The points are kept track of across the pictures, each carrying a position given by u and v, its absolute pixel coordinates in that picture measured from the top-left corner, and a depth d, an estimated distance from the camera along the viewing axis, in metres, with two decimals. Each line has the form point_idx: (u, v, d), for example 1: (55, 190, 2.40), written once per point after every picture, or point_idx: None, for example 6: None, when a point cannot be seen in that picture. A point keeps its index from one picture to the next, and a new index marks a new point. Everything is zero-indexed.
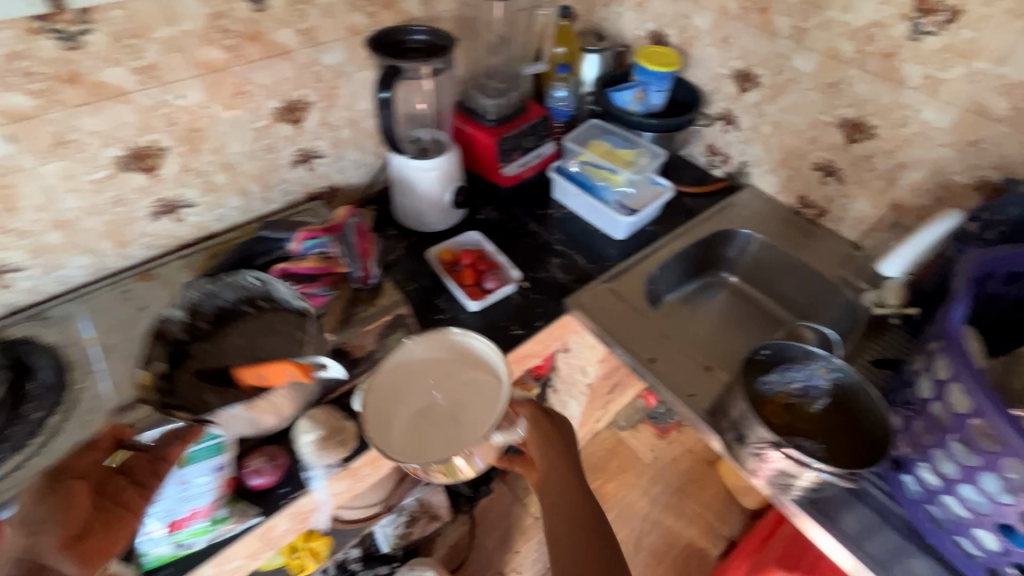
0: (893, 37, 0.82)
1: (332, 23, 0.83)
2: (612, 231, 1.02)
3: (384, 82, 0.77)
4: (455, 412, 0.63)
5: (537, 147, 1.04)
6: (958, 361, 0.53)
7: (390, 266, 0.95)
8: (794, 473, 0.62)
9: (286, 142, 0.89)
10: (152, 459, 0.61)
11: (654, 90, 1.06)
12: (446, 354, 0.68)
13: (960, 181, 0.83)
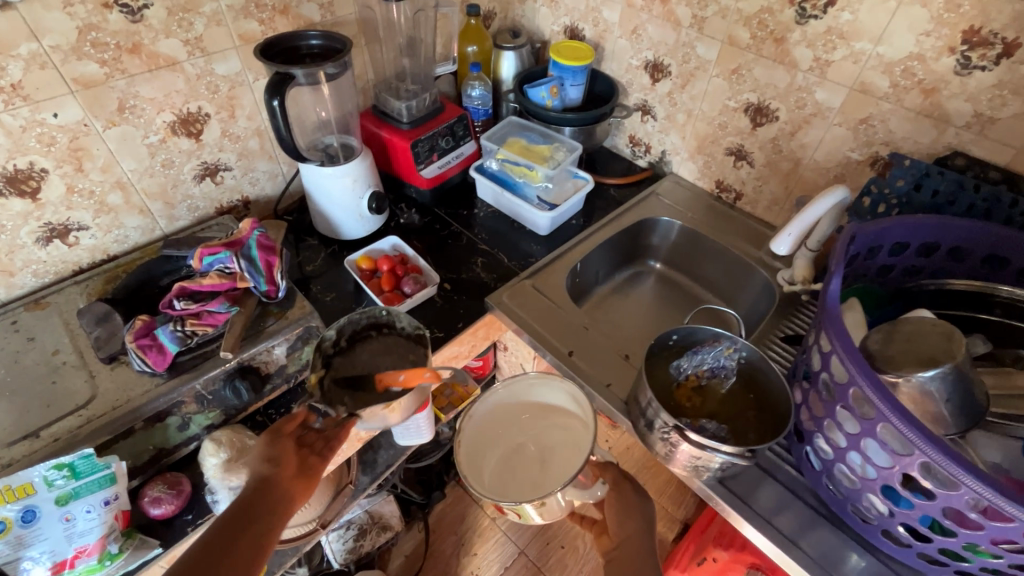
0: (781, 22, 0.85)
1: (220, 32, 0.80)
2: (533, 226, 1.03)
3: (272, 90, 0.74)
4: (545, 457, 0.78)
5: (454, 148, 1.05)
6: (836, 336, 0.56)
7: (307, 277, 0.93)
8: (700, 456, 0.64)
9: (180, 162, 0.85)
10: (16, 514, 0.59)
11: (569, 84, 1.07)
12: (539, 407, 0.83)
13: (855, 158, 0.87)
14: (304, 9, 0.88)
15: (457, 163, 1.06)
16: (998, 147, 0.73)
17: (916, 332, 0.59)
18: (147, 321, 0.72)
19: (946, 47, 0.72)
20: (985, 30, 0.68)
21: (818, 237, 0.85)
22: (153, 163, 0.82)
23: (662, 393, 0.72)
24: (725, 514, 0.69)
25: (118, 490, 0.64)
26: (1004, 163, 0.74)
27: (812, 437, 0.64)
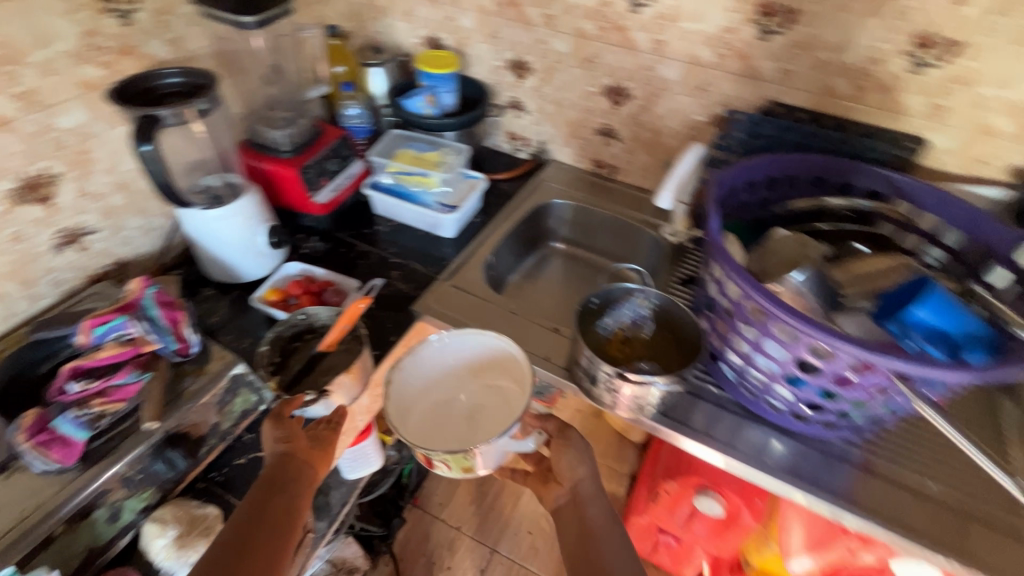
0: (619, 13, 0.97)
1: (57, 81, 0.72)
2: (438, 230, 1.05)
3: (139, 135, 0.69)
4: (474, 413, 0.79)
5: (344, 168, 1.03)
6: (724, 262, 0.67)
7: (213, 328, 0.86)
8: (642, 394, 0.73)
9: (35, 234, 0.75)
10: None
11: (442, 92, 1.10)
12: (482, 362, 0.83)
13: (702, 120, 1.01)
14: (148, 49, 0.82)
15: (348, 185, 1.03)
16: (801, 92, 0.91)
17: (779, 246, 0.78)
18: (38, 413, 0.63)
19: (745, 18, 0.88)
20: (771, 3, 0.85)
21: (688, 190, 0.98)
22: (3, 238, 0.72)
23: (596, 349, 0.79)
24: (670, 439, 0.78)
25: None
26: (806, 103, 0.92)
27: (723, 354, 0.75)
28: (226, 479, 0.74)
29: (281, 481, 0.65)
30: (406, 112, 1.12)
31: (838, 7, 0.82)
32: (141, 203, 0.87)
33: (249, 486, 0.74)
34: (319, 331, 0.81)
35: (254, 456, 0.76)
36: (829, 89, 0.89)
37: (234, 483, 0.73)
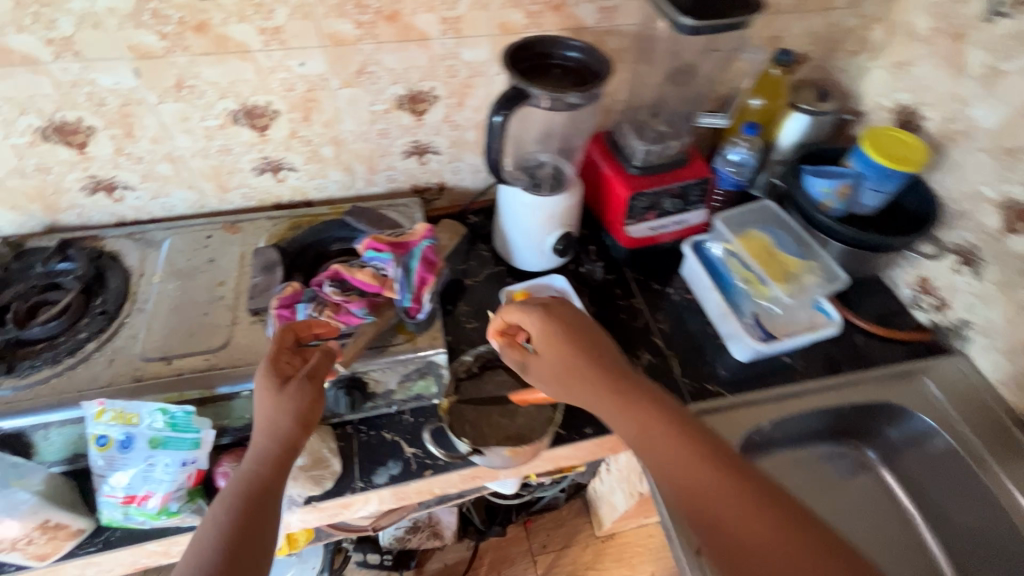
0: None
1: (370, 12, 0.75)
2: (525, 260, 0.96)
3: (498, 105, 0.70)
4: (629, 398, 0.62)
5: (679, 211, 0.95)
6: None
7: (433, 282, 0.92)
8: None
9: (411, 131, 0.92)
10: (120, 436, 0.65)
11: (868, 188, 0.89)
12: (781, 321, 0.87)
13: None
14: (413, 19, 0.77)
15: (662, 183, 0.92)
16: None
17: None
18: (296, 290, 0.77)
19: None
20: None
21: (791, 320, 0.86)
22: (59, 124, 0.75)
23: None
24: None
25: (203, 450, 0.68)
26: None
27: None
28: (366, 439, 0.78)
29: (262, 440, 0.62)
30: (800, 185, 0.93)
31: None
32: (388, 143, 0.93)
33: (373, 462, 0.76)
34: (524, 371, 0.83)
35: (395, 438, 0.78)
36: None
37: (369, 453, 0.77)
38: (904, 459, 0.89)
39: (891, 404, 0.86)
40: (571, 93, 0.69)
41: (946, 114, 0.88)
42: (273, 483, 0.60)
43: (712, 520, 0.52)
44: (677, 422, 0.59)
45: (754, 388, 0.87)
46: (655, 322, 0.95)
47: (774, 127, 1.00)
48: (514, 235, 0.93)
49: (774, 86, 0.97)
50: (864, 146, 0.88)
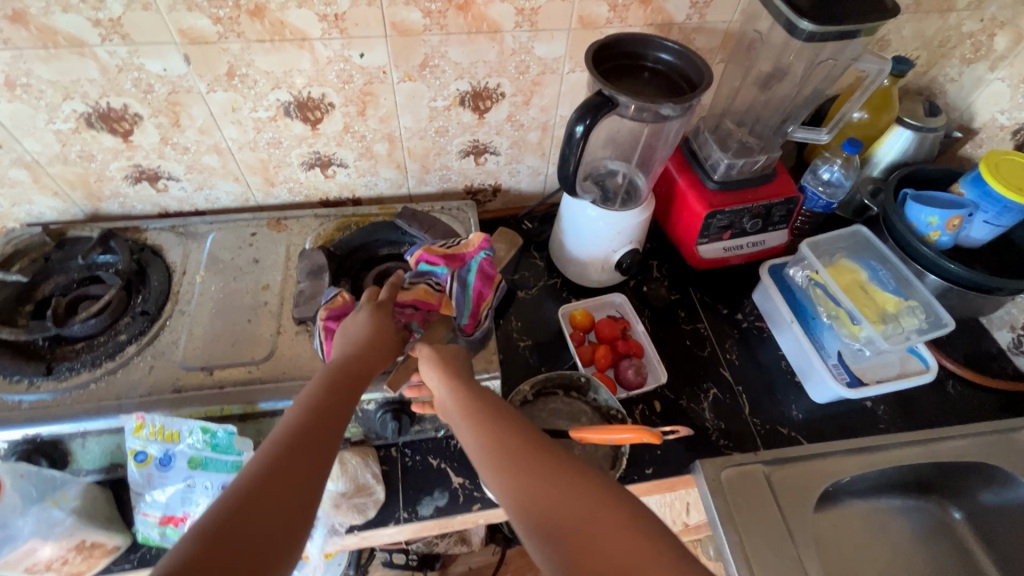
0: None
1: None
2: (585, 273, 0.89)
3: (581, 113, 0.62)
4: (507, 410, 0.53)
5: (758, 232, 0.86)
6: None
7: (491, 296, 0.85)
8: None
9: (471, 129, 0.84)
10: (160, 454, 0.61)
11: (981, 220, 0.79)
12: (868, 364, 0.79)
13: None
14: (487, 7, 0.69)
15: (745, 202, 0.83)
16: None
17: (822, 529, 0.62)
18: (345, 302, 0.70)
19: None
20: None
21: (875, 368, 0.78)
22: (104, 109, 0.70)
23: None
24: None
25: None
26: None
27: None
28: (411, 463, 0.74)
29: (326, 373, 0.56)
30: (900, 210, 0.83)
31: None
32: (445, 141, 0.86)
33: (418, 490, 0.72)
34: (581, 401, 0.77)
35: (442, 465, 0.74)
36: None
37: (414, 480, 0.72)
38: (991, 522, 0.81)
39: (988, 464, 0.77)
40: (667, 105, 0.61)
41: None
42: (331, 410, 0.51)
43: (532, 497, 0.45)
44: (468, 401, 0.54)
45: (832, 435, 0.79)
46: (723, 352, 0.87)
47: (874, 142, 0.90)
48: (579, 244, 0.84)
49: (882, 100, 0.87)
50: (983, 173, 0.77)
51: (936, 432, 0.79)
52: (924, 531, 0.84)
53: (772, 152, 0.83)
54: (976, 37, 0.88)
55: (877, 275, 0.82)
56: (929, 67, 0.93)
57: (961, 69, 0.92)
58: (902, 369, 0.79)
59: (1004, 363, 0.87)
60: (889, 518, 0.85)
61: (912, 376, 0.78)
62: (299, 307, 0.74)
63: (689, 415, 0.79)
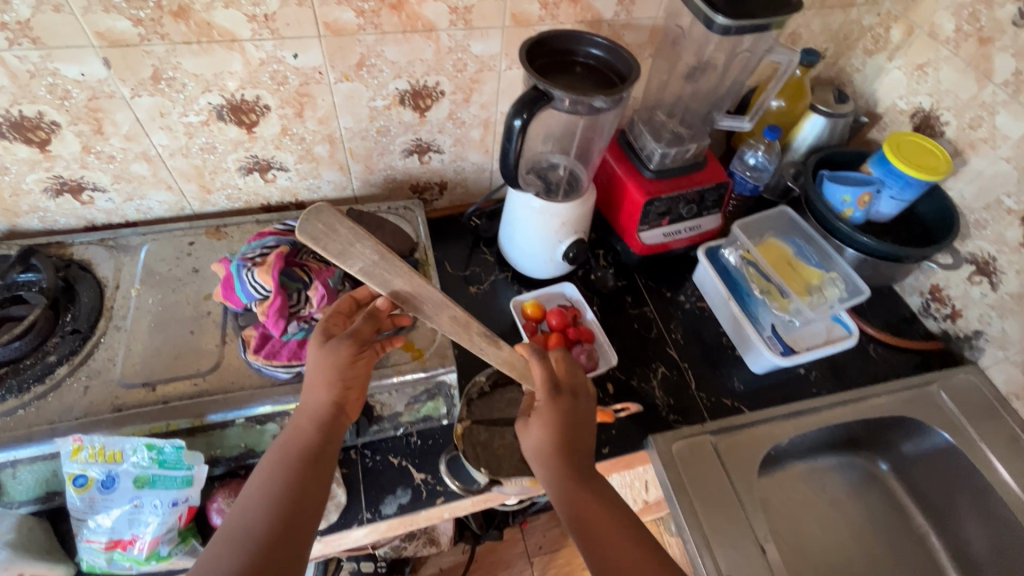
0: None
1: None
2: (540, 270, 0.91)
3: (518, 107, 0.64)
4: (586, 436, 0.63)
5: (694, 217, 0.91)
6: None
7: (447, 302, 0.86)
8: None
9: (413, 128, 0.85)
10: (98, 477, 0.58)
11: (888, 195, 0.87)
12: (797, 334, 0.85)
13: None
14: (421, 5, 0.70)
15: (680, 188, 0.87)
16: None
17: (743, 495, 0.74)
18: (261, 332, 0.69)
19: None
20: None
21: (803, 338, 0.85)
22: (16, 118, 0.66)
23: None
24: None
25: (194, 488, 0.62)
26: None
27: None
28: (370, 465, 0.73)
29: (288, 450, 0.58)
30: (817, 190, 0.91)
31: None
32: (387, 141, 0.86)
33: (379, 489, 0.72)
34: None
35: (404, 463, 0.74)
36: None
37: (375, 480, 0.72)
38: (914, 471, 0.89)
39: (908, 417, 0.85)
40: (603, 97, 0.63)
41: (967, 121, 0.86)
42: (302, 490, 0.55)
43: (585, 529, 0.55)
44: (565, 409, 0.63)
45: (772, 402, 0.85)
46: (669, 333, 0.91)
47: (792, 128, 0.97)
48: (522, 244, 0.88)
49: (795, 88, 0.94)
50: (886, 152, 0.85)
51: (863, 394, 0.86)
52: (856, 488, 0.91)
53: (702, 141, 0.88)
54: (875, 30, 0.96)
55: (800, 251, 0.89)
56: (837, 58, 1.01)
57: (864, 60, 1.00)
58: (825, 336, 0.85)
59: (915, 326, 0.96)
60: (828, 475, 0.92)
61: (836, 343, 0.84)
62: (245, 315, 0.72)
63: (639, 393, 0.83)
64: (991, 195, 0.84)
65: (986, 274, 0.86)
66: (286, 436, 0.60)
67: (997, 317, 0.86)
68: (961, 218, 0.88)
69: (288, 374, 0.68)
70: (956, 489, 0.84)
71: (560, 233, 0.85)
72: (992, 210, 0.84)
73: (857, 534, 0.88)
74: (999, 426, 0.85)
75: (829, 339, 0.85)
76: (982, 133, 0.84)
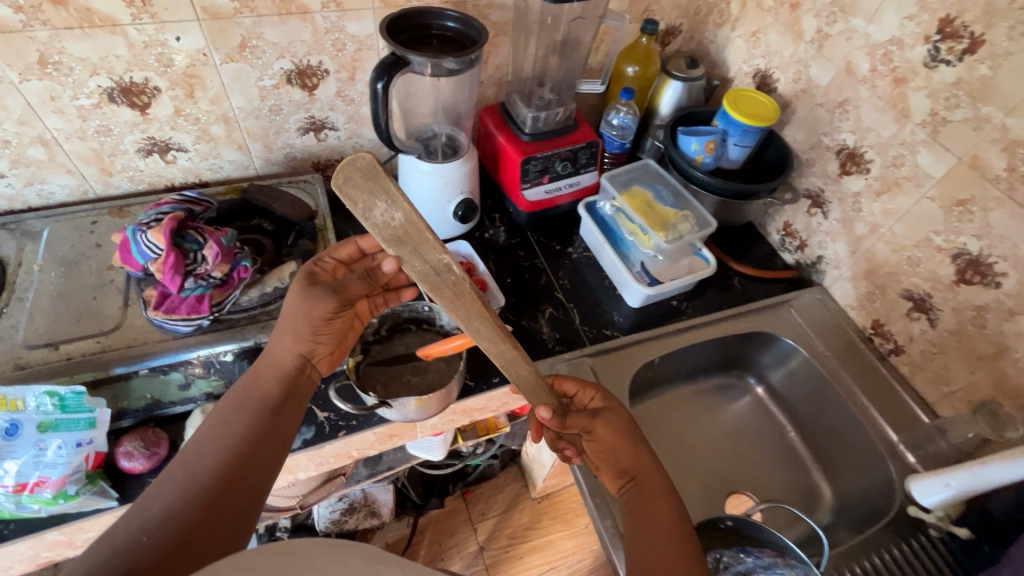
0: None
1: None
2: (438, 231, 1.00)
3: (379, 72, 0.73)
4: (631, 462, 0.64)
5: (571, 174, 1.02)
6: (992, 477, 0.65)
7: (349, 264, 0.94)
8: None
9: (304, 105, 0.92)
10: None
11: (732, 142, 1.00)
12: (660, 267, 0.97)
13: (967, 177, 0.76)
14: None
15: (554, 148, 0.98)
16: (1008, 179, 0.71)
17: None
18: (161, 291, 0.75)
19: None
20: (960, 23, 0.73)
21: (664, 270, 0.97)
22: None
23: None
24: None
25: (99, 430, 0.67)
26: None
27: None
28: None
29: (251, 395, 0.63)
30: (675, 143, 1.03)
31: (1006, 244, 0.73)
32: (281, 119, 0.93)
33: None
34: (432, 329, 0.86)
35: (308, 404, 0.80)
36: None
37: None
38: (777, 385, 1.02)
39: (763, 332, 0.98)
40: (454, 59, 0.73)
41: (792, 76, 1.00)
42: (262, 452, 0.58)
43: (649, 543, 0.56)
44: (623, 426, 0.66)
45: (645, 330, 0.95)
46: (557, 279, 1.01)
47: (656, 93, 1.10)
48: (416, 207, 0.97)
49: (648, 55, 1.07)
50: (725, 104, 0.98)
51: (723, 315, 0.98)
52: (727, 403, 1.03)
53: (570, 107, 1.00)
54: (718, 6, 1.10)
55: (660, 196, 1.01)
56: (693, 32, 1.15)
57: (715, 33, 1.14)
58: (684, 267, 0.98)
59: (774, 260, 1.09)
60: (708, 396, 1.03)
61: (695, 273, 0.96)
62: (147, 279, 0.78)
63: (527, 330, 0.93)
64: (814, 137, 0.97)
65: (818, 205, 1.00)
66: (251, 382, 0.65)
67: (831, 241, 0.99)
68: (796, 159, 1.01)
69: (188, 328, 0.74)
70: (806, 391, 0.97)
71: (453, 193, 0.94)
72: (815, 150, 0.98)
73: (730, 441, 0.99)
74: (839, 336, 0.97)
75: (687, 269, 0.97)
76: (802, 83, 0.98)
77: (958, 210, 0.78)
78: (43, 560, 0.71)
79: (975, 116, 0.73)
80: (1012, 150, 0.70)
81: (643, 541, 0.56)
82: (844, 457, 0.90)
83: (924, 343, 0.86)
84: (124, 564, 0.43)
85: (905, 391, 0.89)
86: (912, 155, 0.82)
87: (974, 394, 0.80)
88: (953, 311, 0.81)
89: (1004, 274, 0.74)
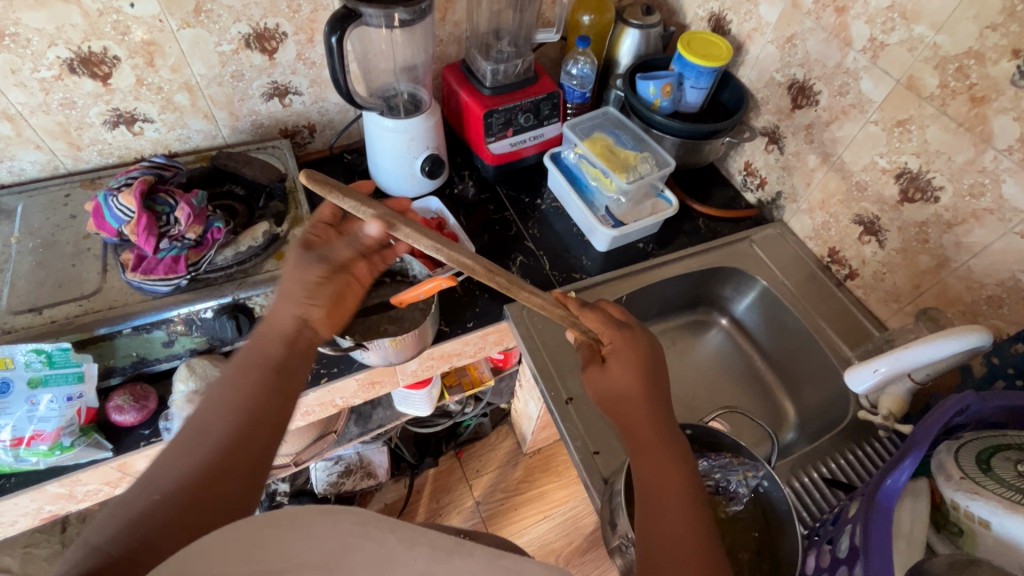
0: (988, 76, 0.69)
1: None
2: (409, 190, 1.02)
3: (332, 25, 0.75)
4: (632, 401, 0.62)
5: (535, 126, 1.05)
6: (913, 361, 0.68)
7: None
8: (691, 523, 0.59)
9: (266, 70, 0.94)
10: None
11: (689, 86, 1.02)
12: (624, 210, 1.00)
13: (904, 100, 0.79)
14: None
15: (515, 100, 1.00)
16: (939, 96, 0.75)
17: None
18: (138, 254, 0.78)
19: (1008, 49, 0.67)
20: None
21: (630, 212, 1.01)
22: None
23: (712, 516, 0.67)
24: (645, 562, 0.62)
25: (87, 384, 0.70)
26: (989, 129, 0.71)
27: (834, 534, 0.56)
28: None
29: (245, 353, 0.62)
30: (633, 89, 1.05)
31: (942, 159, 0.77)
32: (244, 85, 0.94)
33: None
34: (405, 280, 0.89)
35: None
36: (977, 100, 0.71)
37: None
38: (744, 318, 1.06)
39: (725, 267, 1.02)
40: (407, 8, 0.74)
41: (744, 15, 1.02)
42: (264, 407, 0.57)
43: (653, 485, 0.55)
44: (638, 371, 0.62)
45: (614, 271, 0.99)
46: (527, 230, 1.04)
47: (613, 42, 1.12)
48: (384, 165, 0.99)
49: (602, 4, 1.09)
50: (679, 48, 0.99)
51: (689, 253, 1.02)
52: (696, 339, 1.08)
53: (530, 58, 1.02)
54: None
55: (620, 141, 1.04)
56: None
57: None
58: (648, 209, 1.01)
59: (737, 199, 1.13)
60: (678, 332, 1.08)
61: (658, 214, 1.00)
62: (123, 245, 0.80)
63: None
64: (766, 75, 1.00)
65: (774, 141, 1.03)
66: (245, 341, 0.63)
67: (788, 176, 1.03)
68: (751, 98, 1.04)
69: (167, 288, 0.77)
70: (770, 321, 1.01)
71: (418, 147, 0.96)
72: (769, 87, 1.00)
73: (699, 374, 1.05)
74: (798, 266, 1.01)
75: (651, 210, 1.01)
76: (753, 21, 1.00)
77: (897, 131, 0.82)
78: (47, 513, 0.76)
79: (910, 36, 0.76)
80: (942, 67, 0.74)
81: (647, 484, 0.56)
82: (805, 379, 0.95)
83: (875, 263, 0.90)
84: (138, 530, 0.44)
85: (859, 312, 0.94)
86: (855, 82, 0.85)
87: (921, 306, 0.85)
88: (899, 229, 0.85)
89: (943, 187, 0.78)
